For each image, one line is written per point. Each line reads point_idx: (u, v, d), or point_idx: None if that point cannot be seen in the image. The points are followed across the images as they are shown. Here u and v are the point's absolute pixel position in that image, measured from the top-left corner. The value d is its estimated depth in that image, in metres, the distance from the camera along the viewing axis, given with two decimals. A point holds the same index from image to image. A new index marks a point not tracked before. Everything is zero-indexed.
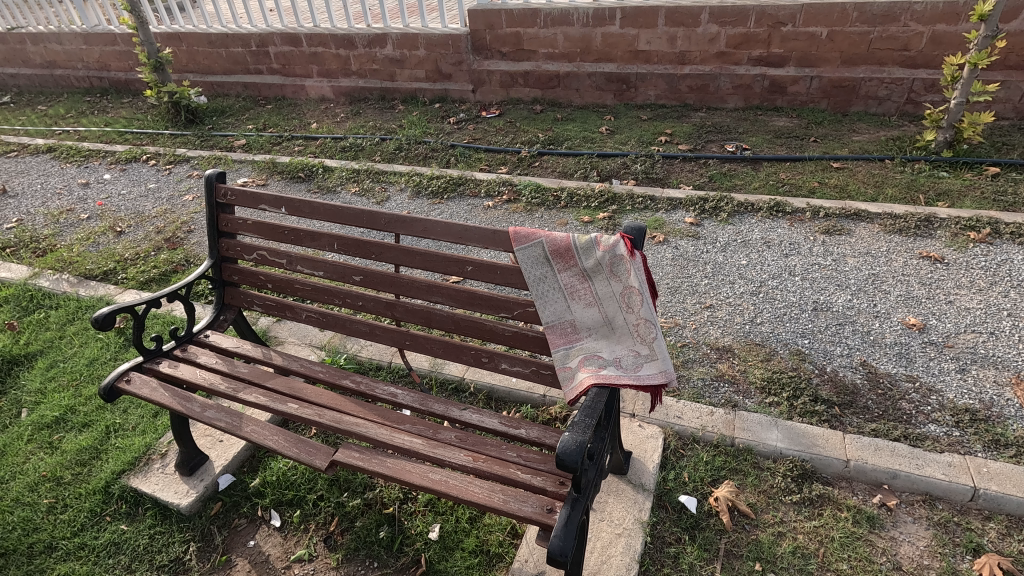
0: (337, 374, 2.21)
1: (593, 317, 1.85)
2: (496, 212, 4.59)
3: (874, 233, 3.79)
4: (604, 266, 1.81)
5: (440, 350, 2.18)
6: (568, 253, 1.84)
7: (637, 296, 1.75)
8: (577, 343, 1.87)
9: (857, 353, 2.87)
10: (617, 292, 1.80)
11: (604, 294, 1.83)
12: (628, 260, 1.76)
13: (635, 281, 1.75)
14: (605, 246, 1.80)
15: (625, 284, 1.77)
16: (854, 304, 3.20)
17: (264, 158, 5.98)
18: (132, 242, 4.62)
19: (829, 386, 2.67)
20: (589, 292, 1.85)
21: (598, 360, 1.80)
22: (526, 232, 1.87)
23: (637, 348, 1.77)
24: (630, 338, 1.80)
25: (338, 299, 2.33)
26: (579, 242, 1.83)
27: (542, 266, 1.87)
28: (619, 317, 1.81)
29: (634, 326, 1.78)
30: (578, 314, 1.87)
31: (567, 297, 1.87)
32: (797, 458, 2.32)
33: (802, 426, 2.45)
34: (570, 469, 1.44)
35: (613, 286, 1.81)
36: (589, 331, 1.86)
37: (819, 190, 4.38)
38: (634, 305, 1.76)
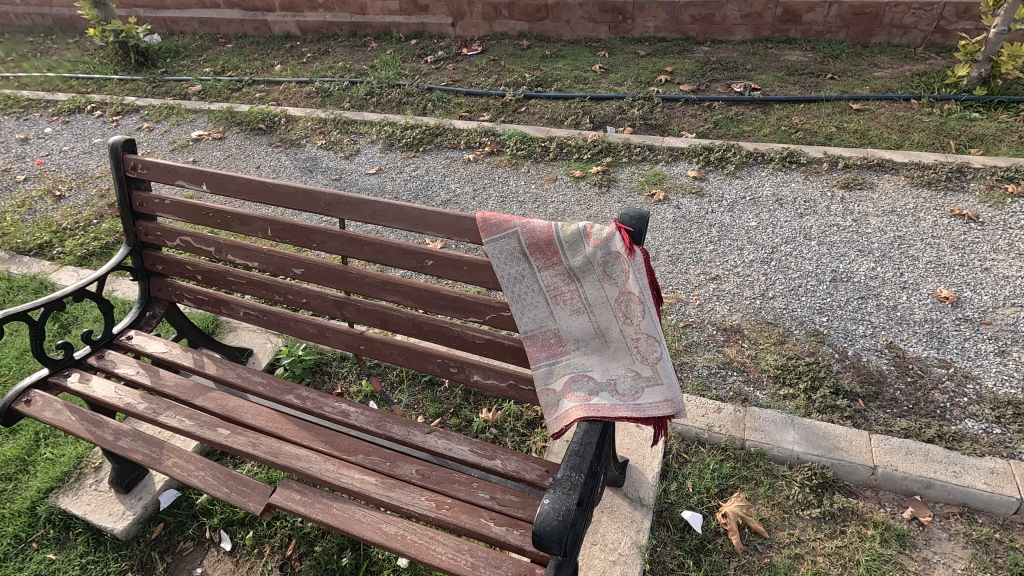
0: (279, 387, 1.85)
1: (581, 327, 1.48)
2: (477, 167, 4.11)
3: (900, 186, 3.37)
4: (594, 266, 1.41)
5: (401, 358, 1.82)
6: (550, 247, 1.45)
7: (637, 305, 1.37)
8: (562, 359, 1.51)
9: (882, 333, 2.53)
10: (611, 299, 1.42)
11: (594, 301, 1.45)
12: (625, 258, 1.36)
13: (635, 286, 1.36)
14: (595, 240, 1.39)
15: (622, 290, 1.39)
16: (878, 274, 2.83)
17: (221, 107, 5.38)
18: (73, 209, 4.14)
19: (852, 374, 2.36)
20: (576, 297, 1.47)
21: (589, 383, 1.45)
22: (496, 220, 1.48)
23: (637, 369, 1.41)
24: (628, 356, 1.43)
25: (279, 296, 1.94)
26: (563, 236, 1.43)
27: (517, 263, 1.49)
28: (615, 331, 1.44)
29: (632, 342, 1.41)
30: (562, 323, 1.50)
31: (548, 301, 1.49)
32: (816, 465, 2.04)
33: (823, 424, 2.15)
34: (551, 550, 1.10)
35: (606, 290, 1.42)
36: (577, 344, 1.50)
37: (836, 136, 3.93)
38: (633, 316, 1.39)
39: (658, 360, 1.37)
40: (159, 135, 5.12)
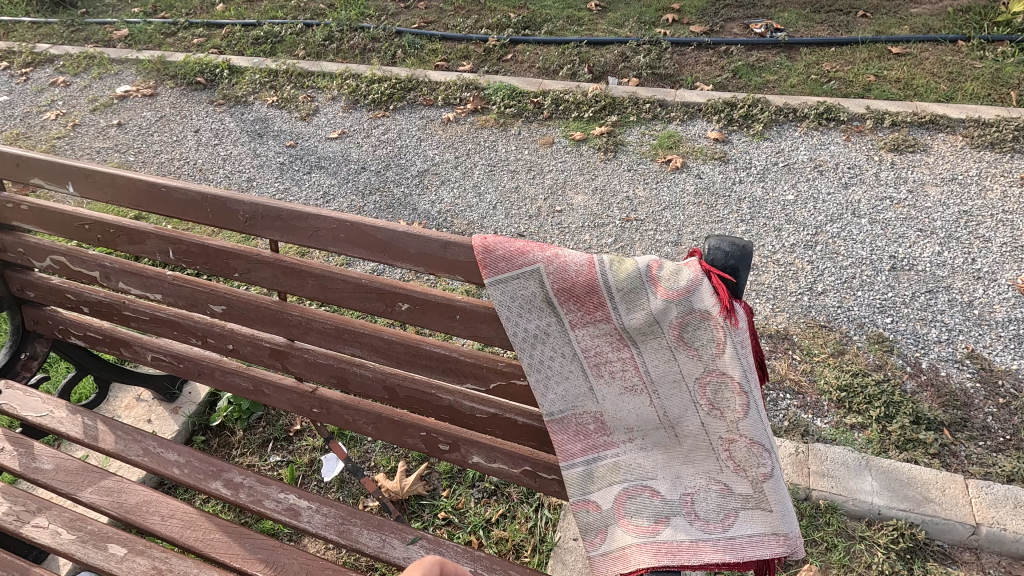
0: (202, 470, 1.34)
1: (636, 412, 0.99)
2: (459, 128, 3.48)
3: (958, 149, 2.87)
4: (665, 329, 0.91)
5: (370, 428, 1.32)
6: (591, 296, 0.94)
7: (735, 394, 0.89)
8: (607, 455, 1.02)
9: (960, 339, 2.09)
10: (689, 378, 0.92)
11: (661, 379, 0.95)
12: (717, 322, 0.87)
13: (733, 366, 0.88)
14: (668, 290, 0.89)
15: (710, 368, 0.90)
16: (946, 260, 2.37)
17: (151, 55, 4.55)
18: None
19: (931, 394, 1.93)
20: (631, 370, 0.97)
21: (652, 501, 0.97)
22: (502, 252, 0.96)
23: (727, 482, 0.93)
24: (712, 462, 0.95)
25: (196, 339, 1.39)
26: (614, 281, 0.92)
27: (536, 317, 0.99)
28: (692, 424, 0.95)
29: (721, 444, 0.93)
30: (606, 405, 1.01)
31: (585, 373, 1.00)
32: (903, 523, 1.63)
33: (906, 467, 1.73)
34: None
35: (681, 366, 0.92)
36: (630, 434, 1.01)
37: (876, 86, 3.37)
38: (726, 408, 0.90)
39: (765, 477, 0.90)
40: (77, 91, 4.30)
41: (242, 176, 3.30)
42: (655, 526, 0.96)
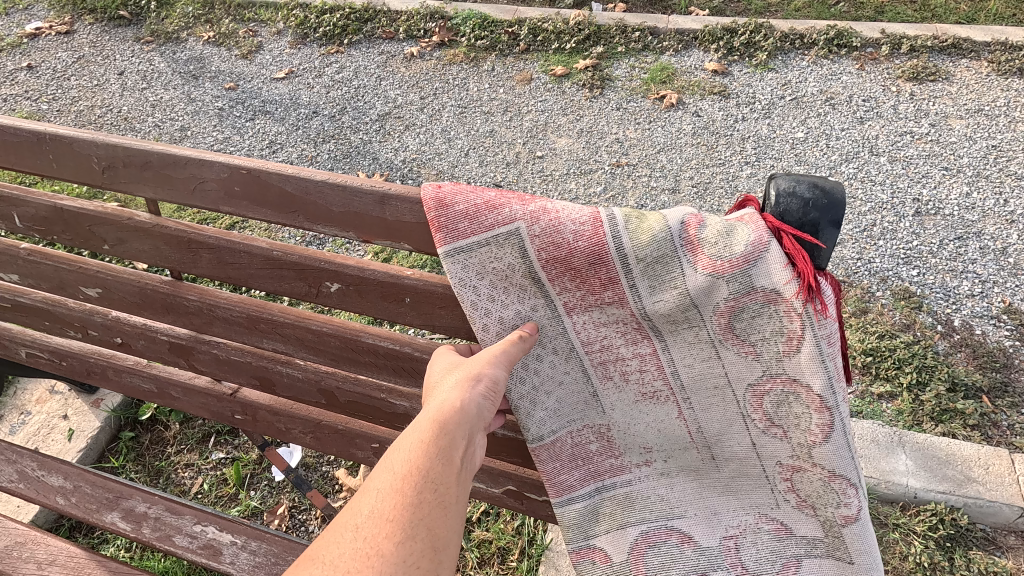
0: (95, 496, 1.05)
1: (660, 426, 0.73)
2: (423, 64, 3.06)
3: (984, 76, 2.57)
4: (706, 314, 0.65)
5: (308, 438, 1.03)
6: (596, 270, 0.66)
7: (811, 411, 0.63)
8: (617, 484, 0.77)
9: (994, 292, 1.86)
10: (739, 384, 0.66)
11: (696, 384, 0.69)
12: (789, 307, 0.60)
13: (811, 371, 0.61)
14: (714, 261, 0.62)
15: (773, 373, 0.64)
16: (975, 202, 2.12)
17: None
18: None
19: (966, 356, 1.71)
20: (654, 372, 0.71)
21: (679, 550, 0.73)
22: (465, 209, 0.66)
23: (785, 521, 0.70)
24: (766, 495, 0.70)
25: (74, 331, 1.07)
26: (635, 248, 0.64)
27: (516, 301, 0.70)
28: (741, 445, 0.69)
29: (781, 471, 0.68)
30: (615, 416, 0.75)
31: (586, 378, 0.73)
32: (942, 507, 1.42)
33: (943, 442, 1.51)
34: None
35: (728, 369, 0.66)
36: (649, 456, 0.76)
37: (890, 8, 3.02)
38: (794, 425, 0.65)
39: (848, 520, 0.65)
40: None
41: (175, 125, 2.87)
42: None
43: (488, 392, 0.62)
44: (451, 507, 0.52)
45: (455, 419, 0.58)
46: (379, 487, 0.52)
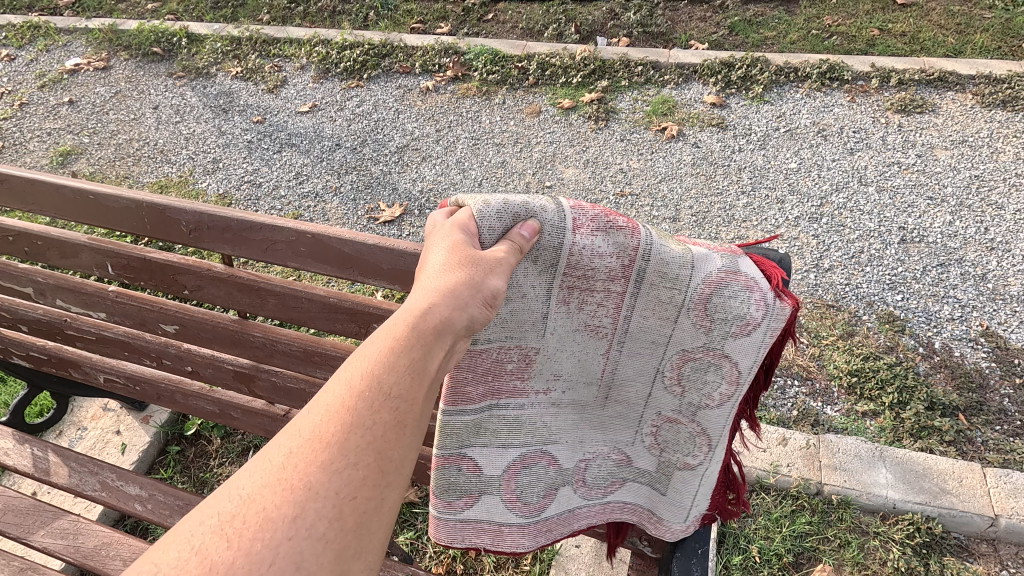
0: (166, 504, 1.21)
1: (580, 360, 0.80)
2: (438, 98, 3.25)
3: (968, 108, 2.72)
4: (697, 277, 0.72)
5: None
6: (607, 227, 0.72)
7: (725, 381, 0.75)
8: (509, 404, 0.82)
9: (973, 316, 2.00)
10: (675, 346, 0.76)
11: (638, 333, 0.77)
12: (761, 297, 0.71)
13: (744, 354, 0.73)
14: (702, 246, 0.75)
15: (711, 346, 0.74)
16: (958, 230, 2.26)
17: (102, 24, 4.20)
18: None
19: (945, 377, 1.84)
20: (608, 316, 0.76)
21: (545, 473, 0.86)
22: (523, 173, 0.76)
23: (631, 456, 0.86)
24: (628, 434, 0.85)
25: (149, 360, 1.24)
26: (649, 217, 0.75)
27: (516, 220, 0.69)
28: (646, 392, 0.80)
29: (664, 419, 0.81)
30: (550, 342, 0.78)
31: (548, 293, 0.74)
32: (919, 517, 1.55)
33: (921, 457, 1.64)
34: None
35: (671, 329, 0.75)
36: (549, 385, 0.82)
37: (880, 41, 3.18)
38: (697, 389, 0.77)
39: (685, 467, 0.82)
40: (23, 65, 3.97)
41: (207, 157, 3.08)
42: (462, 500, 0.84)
43: (471, 306, 0.58)
44: (407, 432, 0.48)
45: (430, 330, 0.54)
46: (315, 416, 0.46)
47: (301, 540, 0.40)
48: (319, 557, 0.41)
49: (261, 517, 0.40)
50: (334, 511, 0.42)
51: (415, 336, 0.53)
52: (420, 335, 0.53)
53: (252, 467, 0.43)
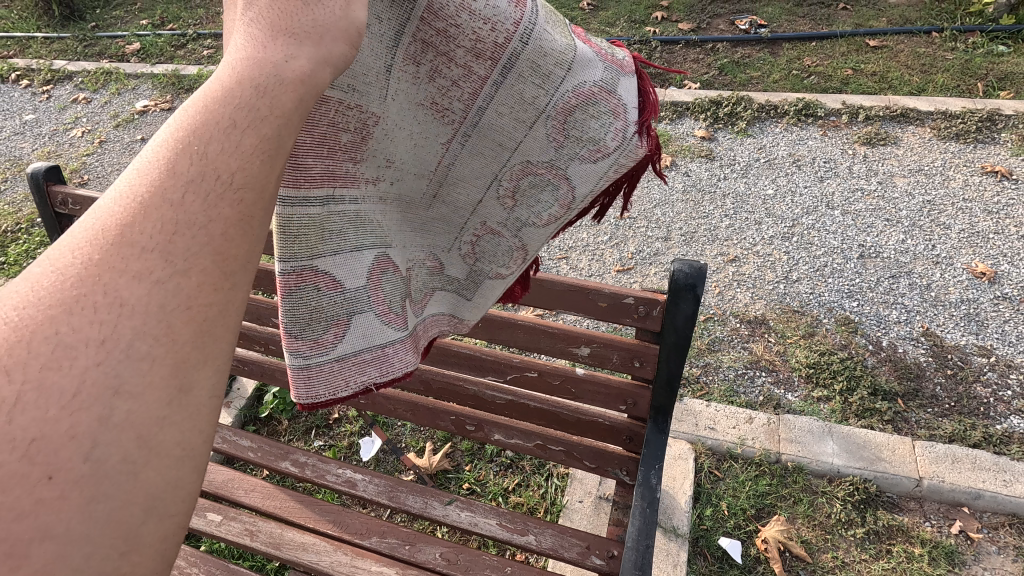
0: (272, 452, 1.64)
1: (417, 142, 0.77)
2: None
3: (927, 140, 3.11)
4: (569, 79, 0.74)
5: (409, 414, 1.61)
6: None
7: (555, 190, 0.80)
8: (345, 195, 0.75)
9: (917, 319, 2.36)
10: (517, 149, 0.79)
11: (486, 127, 0.78)
12: (625, 125, 0.76)
13: (584, 176, 0.78)
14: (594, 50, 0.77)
15: (560, 157, 0.78)
16: (909, 247, 2.63)
17: (166, 70, 4.77)
18: (12, 205, 3.68)
19: (889, 368, 2.20)
20: (458, 103, 0.75)
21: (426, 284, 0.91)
22: None
23: (442, 261, 0.90)
24: (446, 239, 0.89)
25: (259, 346, 1.65)
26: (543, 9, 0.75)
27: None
28: (479, 192, 0.83)
29: (496, 229, 0.85)
30: (388, 112, 0.73)
31: (398, 39, 0.68)
32: (858, 479, 1.92)
33: (862, 432, 2.01)
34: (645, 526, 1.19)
35: (518, 129, 0.77)
36: (379, 175, 0.79)
37: (853, 80, 3.58)
38: (529, 198, 0.82)
39: (495, 276, 0.89)
40: (98, 108, 4.55)
41: None
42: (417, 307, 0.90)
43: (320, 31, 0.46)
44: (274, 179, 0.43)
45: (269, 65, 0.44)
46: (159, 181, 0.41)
47: (123, 363, 0.35)
48: (155, 375, 0.36)
49: (55, 352, 0.34)
50: (162, 328, 0.37)
51: (244, 102, 0.42)
52: (256, 101, 0.42)
53: (30, 284, 0.35)
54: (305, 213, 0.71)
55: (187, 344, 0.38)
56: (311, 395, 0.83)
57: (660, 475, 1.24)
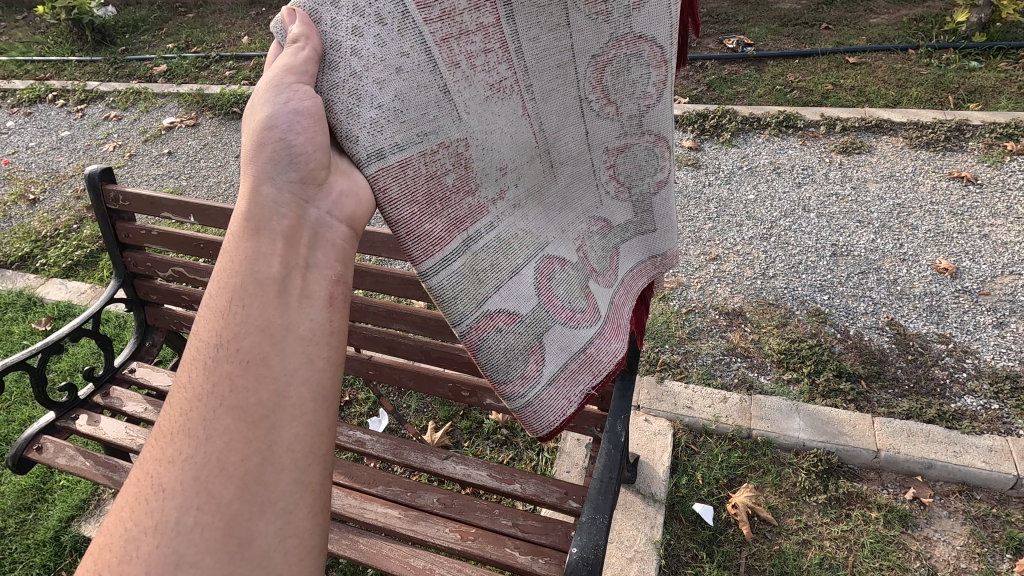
0: None
1: (507, 134, 0.95)
2: None
3: (899, 149, 3.32)
4: None
5: (411, 382, 1.83)
6: None
7: (635, 52, 1.05)
8: (478, 226, 0.92)
9: (883, 310, 2.55)
10: (584, 55, 1.02)
11: (550, 65, 0.99)
12: None
13: (651, 23, 1.04)
14: None
15: (626, 28, 1.02)
16: (878, 246, 2.83)
17: (191, 89, 5.11)
18: (50, 212, 3.98)
19: (854, 354, 2.39)
20: (504, 66, 0.93)
21: (569, 274, 1.06)
22: None
23: (603, 219, 1.18)
24: (591, 200, 1.15)
25: None
26: None
27: (377, 2, 0.78)
28: (585, 122, 1.08)
29: (625, 139, 1.14)
30: (471, 130, 0.89)
31: (421, 45, 0.81)
32: (822, 451, 2.09)
33: (827, 409, 2.20)
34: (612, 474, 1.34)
35: (577, 38, 1.00)
36: (501, 189, 0.97)
37: (833, 93, 3.81)
38: (623, 89, 1.08)
39: (655, 185, 1.21)
40: (129, 124, 4.88)
41: None
42: (568, 309, 1.05)
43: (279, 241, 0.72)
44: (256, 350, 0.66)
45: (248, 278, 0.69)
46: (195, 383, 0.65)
47: (183, 540, 0.56)
48: (207, 543, 0.57)
49: (146, 515, 0.58)
50: (206, 504, 0.58)
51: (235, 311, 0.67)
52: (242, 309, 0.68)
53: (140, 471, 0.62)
54: (456, 266, 0.88)
55: (228, 507, 0.59)
56: (543, 424, 1.01)
57: (625, 423, 1.44)
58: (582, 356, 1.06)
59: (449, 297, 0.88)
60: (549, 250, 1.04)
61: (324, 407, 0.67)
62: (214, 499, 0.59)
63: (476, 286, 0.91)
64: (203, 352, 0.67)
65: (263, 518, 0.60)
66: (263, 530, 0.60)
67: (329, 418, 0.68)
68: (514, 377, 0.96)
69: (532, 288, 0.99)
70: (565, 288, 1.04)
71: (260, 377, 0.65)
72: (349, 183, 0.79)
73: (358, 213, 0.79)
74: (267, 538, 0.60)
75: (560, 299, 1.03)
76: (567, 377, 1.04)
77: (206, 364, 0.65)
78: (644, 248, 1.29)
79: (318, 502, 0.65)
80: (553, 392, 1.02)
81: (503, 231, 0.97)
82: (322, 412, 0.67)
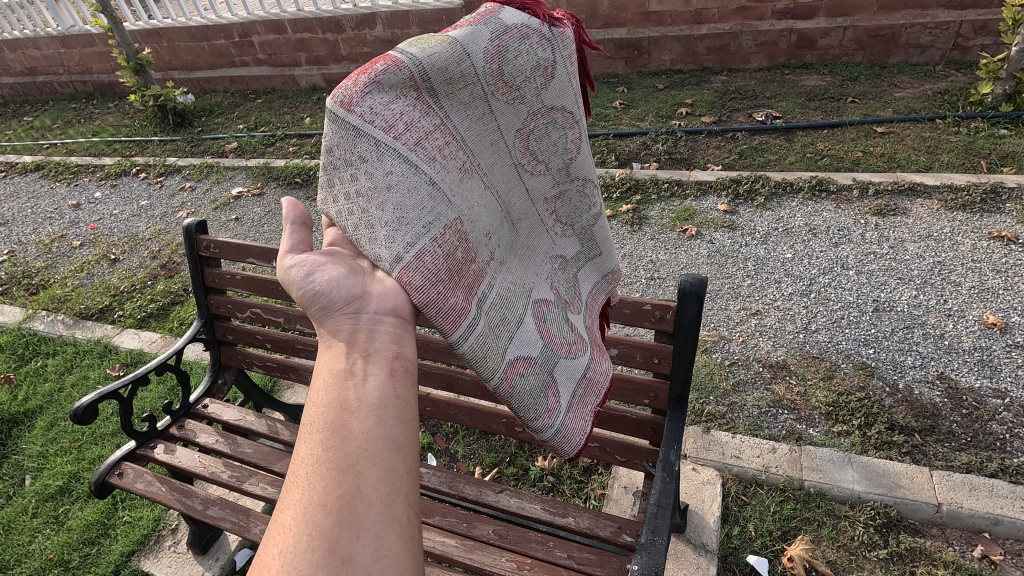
0: None
1: (483, 204, 1.15)
2: None
3: (935, 211, 3.40)
4: (479, 58, 1.09)
5: (466, 418, 1.91)
6: (396, 77, 1.01)
7: (552, 119, 1.23)
8: (486, 287, 1.11)
9: (932, 364, 2.54)
10: (511, 131, 1.20)
11: (485, 142, 1.17)
12: (529, 38, 1.14)
13: (560, 94, 1.22)
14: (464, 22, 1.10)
15: (540, 103, 1.20)
16: (921, 302, 2.86)
17: (258, 162, 5.63)
18: (128, 271, 4.35)
19: (905, 408, 2.37)
20: (463, 150, 1.12)
21: (552, 311, 1.24)
22: (349, 82, 0.99)
23: (561, 256, 1.35)
24: (546, 242, 1.33)
25: None
26: (413, 45, 1.04)
27: (354, 146, 0.99)
28: (525, 182, 1.26)
29: (559, 189, 1.32)
30: (458, 210, 1.08)
31: (400, 164, 1.01)
32: (879, 504, 2.04)
33: (881, 462, 2.16)
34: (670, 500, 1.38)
35: (502, 119, 1.17)
36: (490, 251, 1.16)
37: (864, 160, 3.95)
38: (549, 150, 1.26)
39: (596, 219, 1.39)
40: (201, 194, 5.37)
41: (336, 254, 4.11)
42: (561, 344, 1.22)
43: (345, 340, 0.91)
44: (335, 417, 0.81)
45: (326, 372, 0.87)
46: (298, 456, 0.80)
47: (300, 560, 0.69)
48: (319, 564, 0.68)
49: (271, 552, 0.71)
50: (314, 533, 0.71)
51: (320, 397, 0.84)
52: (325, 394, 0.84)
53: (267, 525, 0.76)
54: (475, 333, 1.04)
55: (330, 533, 0.70)
56: (570, 446, 1.19)
57: (678, 453, 1.49)
58: (586, 381, 1.26)
59: (479, 355, 1.05)
60: (535, 295, 1.22)
61: (400, 455, 0.79)
62: (321, 529, 0.71)
63: (497, 341, 1.08)
64: (305, 425, 0.83)
65: (360, 542, 0.71)
66: (363, 551, 0.70)
67: (406, 464, 0.79)
68: (542, 413, 1.14)
69: (536, 332, 1.17)
70: (557, 326, 1.23)
71: (343, 437, 0.79)
72: (386, 287, 0.98)
73: (400, 305, 0.97)
74: (366, 558, 0.70)
75: (557, 336, 1.21)
76: (578, 402, 1.23)
77: (307, 434, 0.81)
78: (597, 270, 1.44)
79: (406, 532, 0.74)
80: (572, 417, 1.20)
81: (500, 288, 1.15)
82: (397, 458, 0.79)
